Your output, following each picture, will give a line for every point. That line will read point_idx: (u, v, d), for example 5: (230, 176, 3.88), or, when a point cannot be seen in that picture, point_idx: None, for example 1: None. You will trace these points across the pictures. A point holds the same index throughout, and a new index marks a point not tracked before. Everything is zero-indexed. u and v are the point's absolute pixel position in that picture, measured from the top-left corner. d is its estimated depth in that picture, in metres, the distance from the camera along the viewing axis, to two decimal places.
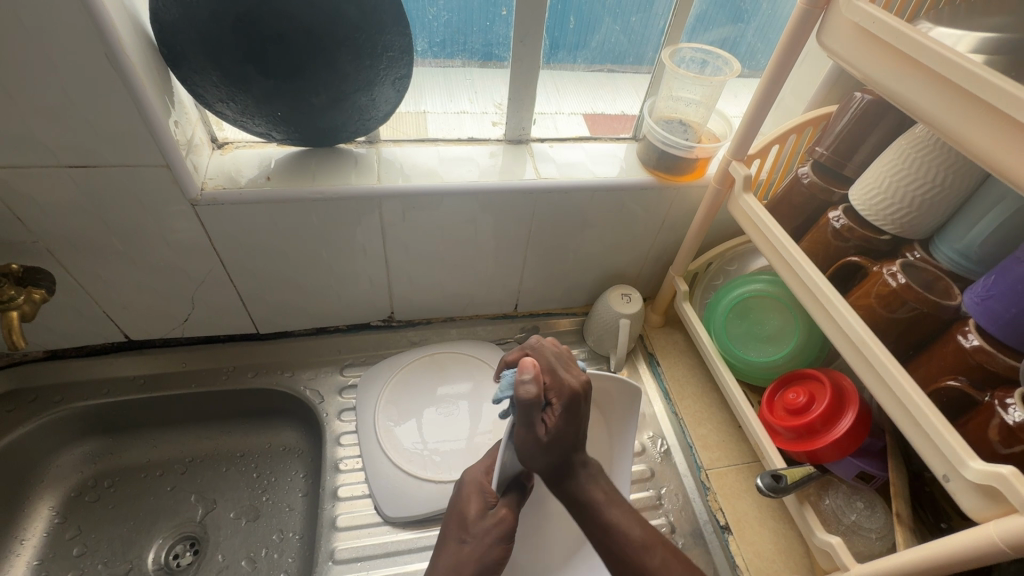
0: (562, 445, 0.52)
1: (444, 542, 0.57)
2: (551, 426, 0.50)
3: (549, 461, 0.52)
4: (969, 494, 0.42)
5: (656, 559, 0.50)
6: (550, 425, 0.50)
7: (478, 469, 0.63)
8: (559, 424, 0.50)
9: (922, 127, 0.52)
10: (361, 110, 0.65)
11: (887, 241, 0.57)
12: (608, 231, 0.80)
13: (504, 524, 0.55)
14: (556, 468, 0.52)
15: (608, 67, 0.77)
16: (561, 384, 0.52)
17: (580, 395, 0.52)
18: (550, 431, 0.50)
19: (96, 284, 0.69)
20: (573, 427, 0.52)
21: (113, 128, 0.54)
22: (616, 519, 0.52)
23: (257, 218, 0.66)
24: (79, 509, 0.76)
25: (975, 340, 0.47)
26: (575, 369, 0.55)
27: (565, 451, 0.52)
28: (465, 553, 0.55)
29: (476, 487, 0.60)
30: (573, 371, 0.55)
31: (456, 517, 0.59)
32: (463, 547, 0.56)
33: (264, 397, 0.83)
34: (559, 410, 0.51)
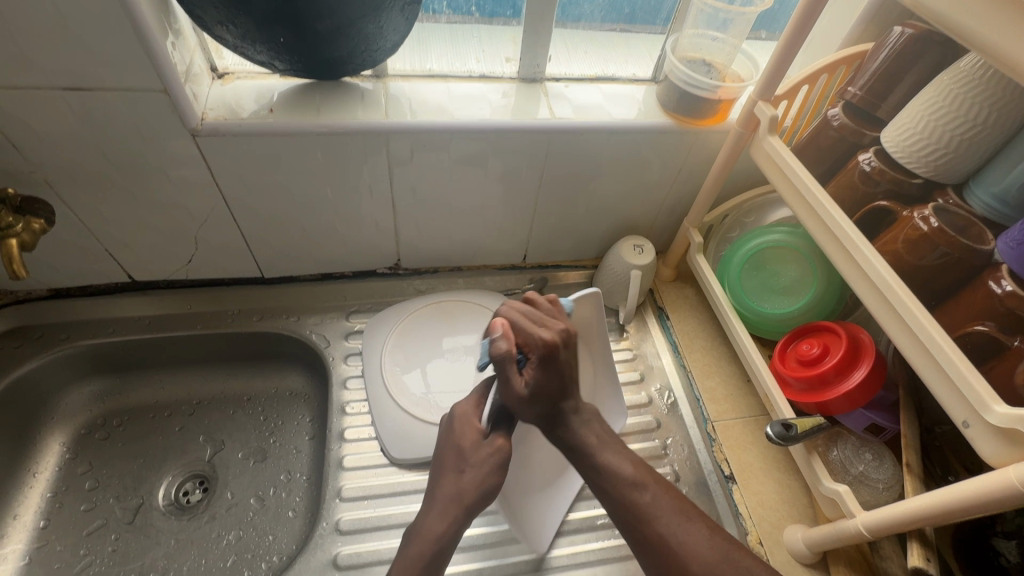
0: (545, 396, 0.53)
1: (441, 474, 0.57)
2: (529, 378, 0.52)
3: (538, 411, 0.54)
4: (989, 436, 0.41)
5: (648, 496, 0.50)
6: (528, 378, 0.52)
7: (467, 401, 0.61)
8: (534, 382, 0.52)
9: (969, 61, 0.50)
10: (369, 40, 0.61)
11: (918, 186, 0.54)
12: (622, 178, 0.77)
13: (502, 452, 0.56)
14: (546, 416, 0.54)
15: (620, 26, 0.78)
16: (533, 339, 0.52)
17: (554, 346, 0.52)
18: (528, 384, 0.52)
19: (97, 220, 0.67)
20: (554, 376, 0.53)
21: (107, 47, 0.51)
22: (609, 462, 0.52)
23: (261, 152, 0.63)
24: (89, 446, 0.77)
25: (1008, 286, 0.45)
26: (550, 319, 0.55)
27: (551, 400, 0.54)
28: (465, 483, 0.55)
29: (468, 420, 0.59)
30: (547, 324, 0.54)
31: (453, 450, 0.57)
32: (462, 478, 0.56)
33: (270, 342, 0.82)
34: (537, 366, 0.52)
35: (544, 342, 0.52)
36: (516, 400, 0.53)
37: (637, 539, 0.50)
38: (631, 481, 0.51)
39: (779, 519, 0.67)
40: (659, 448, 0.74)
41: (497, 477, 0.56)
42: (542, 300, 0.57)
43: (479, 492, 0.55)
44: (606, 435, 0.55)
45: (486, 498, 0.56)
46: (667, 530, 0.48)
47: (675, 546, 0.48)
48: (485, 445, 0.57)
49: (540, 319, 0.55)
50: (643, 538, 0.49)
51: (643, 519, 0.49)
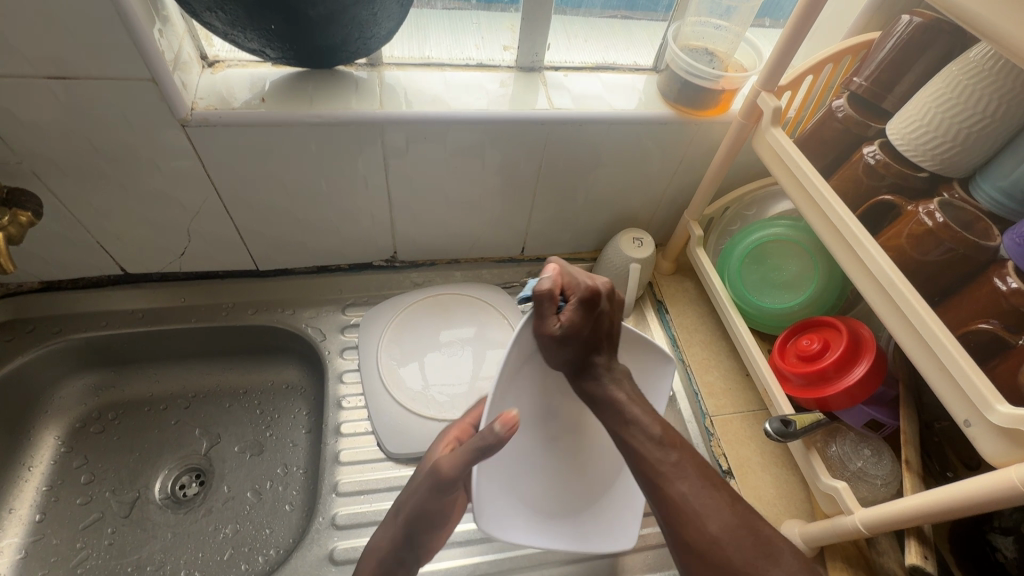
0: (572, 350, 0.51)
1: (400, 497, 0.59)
2: (565, 320, 0.50)
3: (566, 358, 0.52)
4: (993, 438, 0.40)
5: (673, 456, 0.48)
6: (564, 320, 0.50)
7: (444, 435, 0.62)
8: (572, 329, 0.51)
9: (978, 52, 0.48)
10: (363, 27, 0.60)
11: (924, 179, 0.53)
12: (621, 170, 0.76)
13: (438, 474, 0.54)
14: (574, 365, 0.52)
15: (622, 12, 0.75)
16: (575, 283, 0.52)
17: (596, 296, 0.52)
18: (563, 324, 0.50)
19: (87, 212, 0.66)
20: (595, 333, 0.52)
21: (92, 35, 0.50)
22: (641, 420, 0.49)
23: (252, 143, 0.62)
24: (84, 440, 0.76)
25: (1013, 283, 0.45)
26: (591, 285, 0.52)
27: (581, 348, 0.51)
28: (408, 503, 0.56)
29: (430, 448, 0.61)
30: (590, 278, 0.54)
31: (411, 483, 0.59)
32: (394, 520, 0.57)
33: (266, 335, 0.82)
34: (574, 307, 0.51)
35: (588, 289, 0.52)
36: (546, 340, 0.50)
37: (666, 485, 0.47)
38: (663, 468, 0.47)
39: (776, 514, 0.67)
40: None
41: (432, 499, 0.54)
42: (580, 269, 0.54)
43: (411, 510, 0.55)
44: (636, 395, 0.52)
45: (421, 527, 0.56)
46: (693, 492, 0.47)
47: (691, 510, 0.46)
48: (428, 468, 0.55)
49: (589, 282, 0.53)
50: (681, 526, 0.46)
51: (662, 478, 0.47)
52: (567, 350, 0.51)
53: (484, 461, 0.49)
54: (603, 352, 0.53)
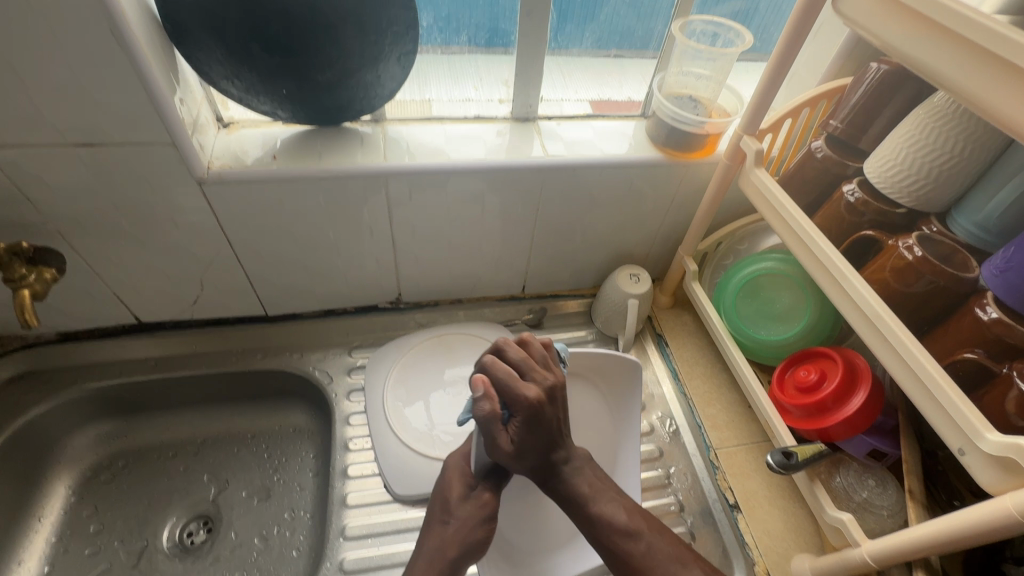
0: (530, 452, 0.56)
1: (429, 526, 0.59)
2: (514, 435, 0.55)
3: (533, 460, 0.57)
4: (986, 467, 0.41)
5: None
6: (513, 434, 0.55)
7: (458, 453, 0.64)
8: (518, 434, 0.55)
9: (941, 96, 0.51)
10: (367, 88, 0.64)
11: (902, 215, 0.56)
12: (614, 211, 0.79)
13: (486, 507, 0.58)
14: (539, 470, 0.58)
15: (614, 51, 0.77)
16: (519, 396, 0.54)
17: (541, 405, 0.54)
18: (515, 440, 0.55)
19: (106, 266, 0.69)
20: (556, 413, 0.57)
21: (120, 108, 0.54)
22: (604, 510, 0.57)
23: (264, 196, 0.65)
24: (94, 488, 0.77)
25: (993, 312, 0.47)
26: (540, 369, 0.57)
27: (539, 453, 0.57)
28: (448, 535, 0.57)
29: (457, 473, 0.61)
30: (538, 374, 0.56)
31: (439, 500, 0.60)
32: (447, 528, 0.58)
33: (274, 379, 0.83)
34: (519, 424, 0.54)
35: (528, 403, 0.53)
36: (506, 457, 0.56)
37: (601, 547, 0.57)
38: (600, 515, 0.57)
39: (786, 549, 0.67)
40: (663, 477, 0.74)
41: (480, 532, 0.58)
42: (536, 340, 0.60)
43: (461, 545, 0.57)
44: (598, 483, 0.59)
45: (469, 553, 0.57)
46: (642, 549, 0.55)
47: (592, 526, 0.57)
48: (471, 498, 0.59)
49: (543, 362, 0.59)
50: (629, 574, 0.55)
51: (633, 567, 0.55)
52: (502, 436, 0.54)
53: (491, 474, 0.59)
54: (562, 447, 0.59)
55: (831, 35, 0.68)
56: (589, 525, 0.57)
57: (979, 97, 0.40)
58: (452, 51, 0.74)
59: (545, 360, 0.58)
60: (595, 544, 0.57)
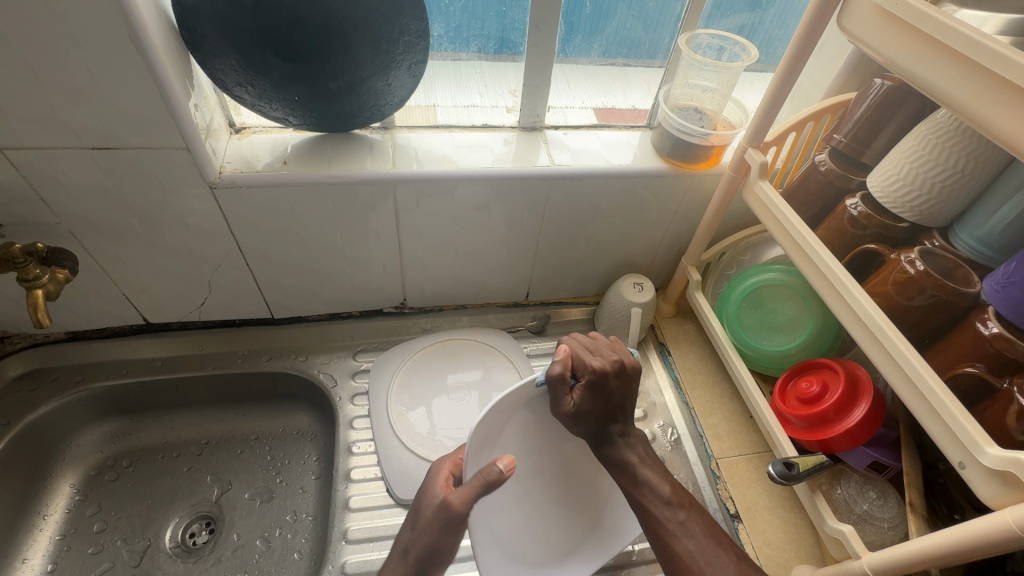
0: (588, 418, 0.57)
1: (402, 528, 0.56)
2: (578, 399, 0.56)
3: (586, 428, 0.58)
4: (985, 480, 0.42)
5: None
6: (577, 399, 0.56)
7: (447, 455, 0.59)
8: (584, 399, 0.56)
9: (944, 113, 0.52)
10: (378, 95, 0.65)
11: (904, 229, 0.57)
12: (619, 220, 0.80)
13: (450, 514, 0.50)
14: (592, 435, 0.59)
15: (621, 62, 0.78)
16: (585, 364, 0.57)
17: (606, 376, 0.58)
18: (577, 402, 0.56)
19: (116, 267, 0.70)
20: (619, 395, 0.59)
21: (136, 112, 0.55)
22: (648, 477, 0.57)
23: (274, 201, 0.66)
24: (98, 487, 0.77)
25: (994, 327, 0.47)
26: (606, 351, 0.60)
27: (598, 421, 0.58)
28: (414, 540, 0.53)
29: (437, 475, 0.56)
30: (602, 355, 0.60)
31: (416, 505, 0.56)
32: (410, 534, 0.54)
33: (278, 381, 0.84)
34: (584, 388, 0.56)
35: (595, 370, 0.57)
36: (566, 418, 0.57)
37: (637, 508, 0.57)
38: (642, 478, 0.57)
39: (787, 559, 0.67)
40: None
41: (445, 540, 0.51)
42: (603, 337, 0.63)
43: (424, 552, 0.52)
44: (648, 456, 0.59)
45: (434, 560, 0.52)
46: (692, 548, 0.53)
47: (637, 490, 0.57)
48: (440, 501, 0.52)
49: (610, 348, 0.62)
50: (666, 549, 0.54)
51: (669, 534, 0.54)
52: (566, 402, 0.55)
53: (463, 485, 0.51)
54: (620, 420, 0.60)
55: (836, 50, 0.69)
56: (632, 487, 0.57)
57: (982, 116, 0.40)
58: (460, 59, 0.75)
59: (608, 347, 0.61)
60: (632, 504, 0.57)
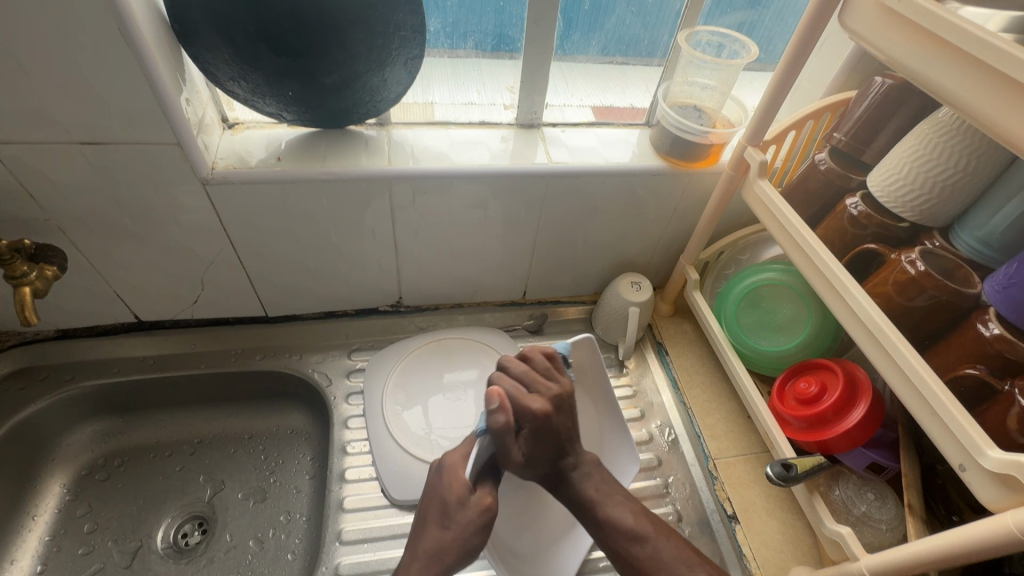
0: (540, 460, 0.58)
1: (424, 525, 0.54)
2: (523, 450, 0.56)
3: (540, 472, 0.59)
4: (986, 483, 0.41)
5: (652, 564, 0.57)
6: (523, 450, 0.56)
7: (459, 450, 0.57)
8: (524, 448, 0.56)
9: (945, 111, 0.52)
10: (373, 91, 0.64)
11: (904, 229, 0.56)
12: (617, 219, 0.79)
13: (487, 515, 0.52)
14: (549, 478, 0.60)
15: (619, 59, 0.77)
16: (525, 407, 0.56)
17: (550, 415, 0.57)
18: (524, 452, 0.56)
19: (106, 264, 0.69)
20: (569, 425, 0.60)
21: (126, 107, 0.54)
22: (613, 514, 0.57)
23: (268, 197, 0.65)
24: (89, 487, 0.76)
25: (995, 329, 0.47)
26: (544, 379, 0.60)
27: (546, 465, 0.59)
28: (447, 541, 0.52)
29: (454, 469, 0.54)
30: (541, 386, 0.59)
31: (437, 504, 0.54)
32: (446, 533, 0.52)
33: (272, 380, 0.83)
34: (528, 434, 0.56)
35: (536, 416, 0.56)
36: (516, 468, 0.57)
37: (609, 552, 0.57)
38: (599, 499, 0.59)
39: (784, 561, 0.66)
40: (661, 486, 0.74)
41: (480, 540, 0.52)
42: (539, 357, 0.61)
43: (460, 551, 0.52)
44: (604, 484, 0.60)
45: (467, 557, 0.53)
46: (653, 550, 0.55)
47: (604, 534, 0.57)
48: (472, 503, 0.52)
49: (545, 377, 0.60)
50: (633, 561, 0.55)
51: (638, 564, 0.55)
52: (512, 450, 0.55)
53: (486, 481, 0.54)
54: (575, 449, 0.61)
55: (836, 48, 0.68)
56: (597, 528, 0.58)
57: (986, 116, 0.40)
58: (457, 55, 0.74)
59: (557, 365, 0.61)
60: (607, 552, 0.57)
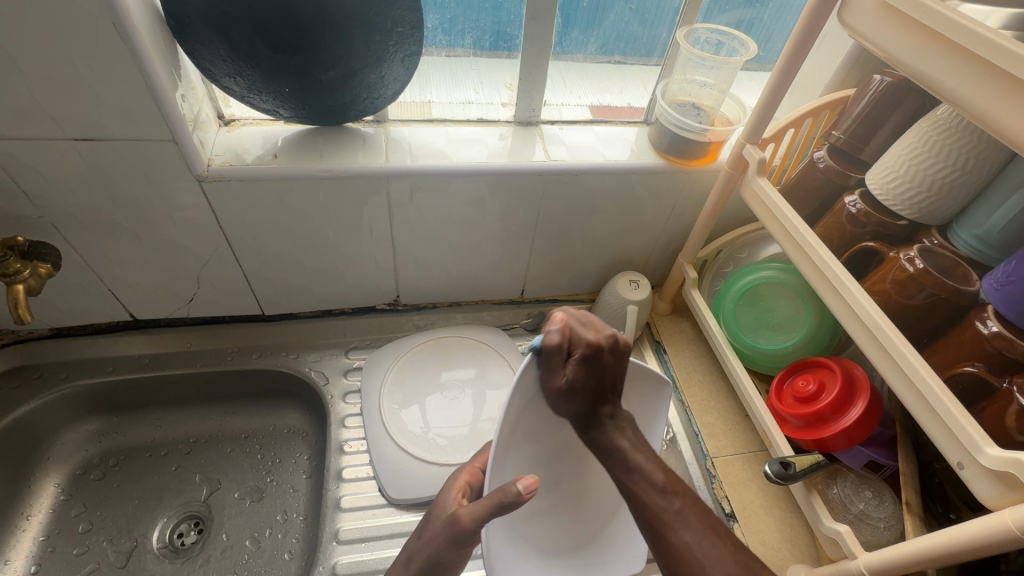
0: (580, 393, 0.53)
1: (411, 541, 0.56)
2: (570, 375, 0.52)
3: (573, 409, 0.54)
4: (985, 481, 0.41)
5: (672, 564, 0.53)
6: (570, 375, 0.52)
7: (464, 471, 0.60)
8: (561, 395, 0.52)
9: (945, 109, 0.52)
10: (370, 88, 0.64)
11: (903, 227, 0.56)
12: (615, 217, 0.79)
13: (452, 528, 0.50)
14: (580, 421, 0.54)
15: (617, 57, 0.77)
16: (581, 337, 0.54)
17: (600, 350, 0.54)
18: (570, 378, 0.52)
19: (101, 262, 0.68)
20: (613, 375, 0.55)
21: (121, 103, 0.54)
22: (641, 464, 0.52)
23: (264, 195, 0.65)
24: (84, 487, 0.76)
25: (994, 326, 0.47)
26: (600, 325, 0.56)
27: (589, 400, 0.53)
28: (422, 549, 0.53)
29: (457, 489, 0.57)
30: (597, 329, 0.55)
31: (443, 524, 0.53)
32: (453, 550, 0.51)
33: (269, 379, 0.83)
34: (577, 362, 0.52)
35: (592, 344, 0.53)
36: (552, 395, 0.52)
37: (637, 507, 0.51)
38: (633, 464, 0.53)
39: (782, 559, 0.66)
40: None
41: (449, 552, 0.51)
42: (553, 334, 0.51)
43: (426, 562, 0.52)
44: (638, 441, 0.55)
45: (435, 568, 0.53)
46: (688, 540, 0.49)
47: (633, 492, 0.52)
48: (443, 516, 0.52)
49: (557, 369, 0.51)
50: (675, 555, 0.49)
51: (665, 525, 0.50)
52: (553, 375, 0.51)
53: None
54: (610, 400, 0.55)
55: (835, 46, 0.68)
56: (626, 480, 0.52)
57: (987, 113, 0.40)
58: (455, 53, 0.73)
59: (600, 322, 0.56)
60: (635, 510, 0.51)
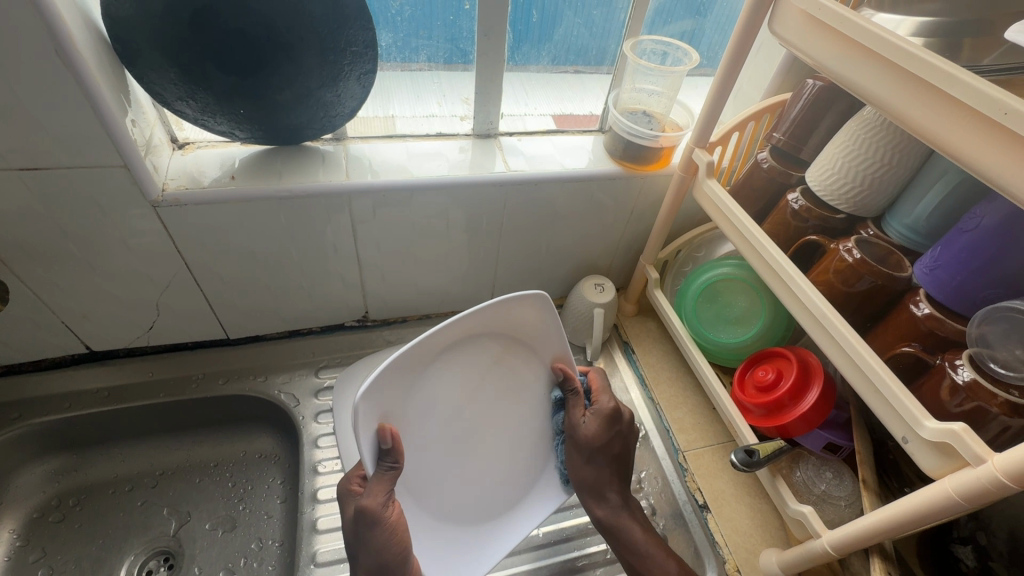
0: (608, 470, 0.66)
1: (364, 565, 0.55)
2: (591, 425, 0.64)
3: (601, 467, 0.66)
4: (926, 451, 0.44)
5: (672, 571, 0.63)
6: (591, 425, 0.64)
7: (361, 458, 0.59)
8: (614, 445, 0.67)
9: (871, 109, 0.55)
10: (328, 107, 0.64)
11: (841, 219, 0.60)
12: (577, 223, 0.81)
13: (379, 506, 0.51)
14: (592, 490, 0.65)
15: (574, 67, 0.79)
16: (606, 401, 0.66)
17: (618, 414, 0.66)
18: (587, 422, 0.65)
19: (52, 293, 0.66)
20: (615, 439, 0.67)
21: (68, 131, 0.53)
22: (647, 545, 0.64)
23: (223, 217, 0.64)
24: (42, 531, 0.72)
25: (925, 308, 0.50)
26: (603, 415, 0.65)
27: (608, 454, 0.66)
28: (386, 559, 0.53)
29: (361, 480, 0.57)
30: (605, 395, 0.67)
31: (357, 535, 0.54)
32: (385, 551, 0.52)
33: (237, 405, 0.81)
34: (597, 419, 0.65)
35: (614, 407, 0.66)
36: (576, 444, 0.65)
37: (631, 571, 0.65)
38: (641, 544, 0.65)
39: (754, 544, 0.69)
40: None
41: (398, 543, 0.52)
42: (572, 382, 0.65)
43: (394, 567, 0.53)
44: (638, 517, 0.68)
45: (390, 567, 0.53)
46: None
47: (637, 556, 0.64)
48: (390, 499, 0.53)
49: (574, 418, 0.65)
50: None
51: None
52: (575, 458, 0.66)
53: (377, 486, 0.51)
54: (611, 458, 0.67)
55: (771, 54, 0.72)
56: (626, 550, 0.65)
57: (902, 112, 0.43)
58: (413, 68, 0.74)
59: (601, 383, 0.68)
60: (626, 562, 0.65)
